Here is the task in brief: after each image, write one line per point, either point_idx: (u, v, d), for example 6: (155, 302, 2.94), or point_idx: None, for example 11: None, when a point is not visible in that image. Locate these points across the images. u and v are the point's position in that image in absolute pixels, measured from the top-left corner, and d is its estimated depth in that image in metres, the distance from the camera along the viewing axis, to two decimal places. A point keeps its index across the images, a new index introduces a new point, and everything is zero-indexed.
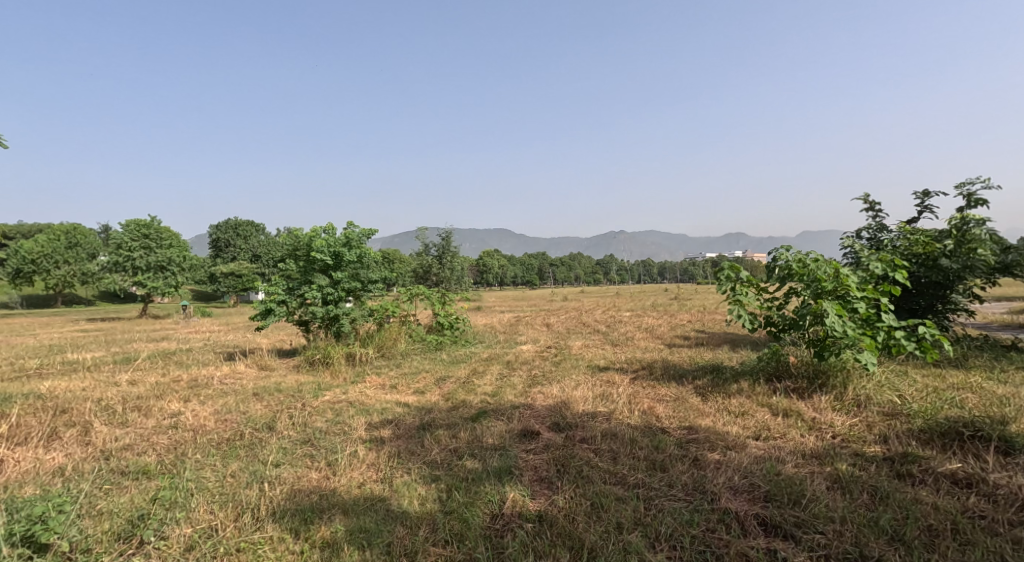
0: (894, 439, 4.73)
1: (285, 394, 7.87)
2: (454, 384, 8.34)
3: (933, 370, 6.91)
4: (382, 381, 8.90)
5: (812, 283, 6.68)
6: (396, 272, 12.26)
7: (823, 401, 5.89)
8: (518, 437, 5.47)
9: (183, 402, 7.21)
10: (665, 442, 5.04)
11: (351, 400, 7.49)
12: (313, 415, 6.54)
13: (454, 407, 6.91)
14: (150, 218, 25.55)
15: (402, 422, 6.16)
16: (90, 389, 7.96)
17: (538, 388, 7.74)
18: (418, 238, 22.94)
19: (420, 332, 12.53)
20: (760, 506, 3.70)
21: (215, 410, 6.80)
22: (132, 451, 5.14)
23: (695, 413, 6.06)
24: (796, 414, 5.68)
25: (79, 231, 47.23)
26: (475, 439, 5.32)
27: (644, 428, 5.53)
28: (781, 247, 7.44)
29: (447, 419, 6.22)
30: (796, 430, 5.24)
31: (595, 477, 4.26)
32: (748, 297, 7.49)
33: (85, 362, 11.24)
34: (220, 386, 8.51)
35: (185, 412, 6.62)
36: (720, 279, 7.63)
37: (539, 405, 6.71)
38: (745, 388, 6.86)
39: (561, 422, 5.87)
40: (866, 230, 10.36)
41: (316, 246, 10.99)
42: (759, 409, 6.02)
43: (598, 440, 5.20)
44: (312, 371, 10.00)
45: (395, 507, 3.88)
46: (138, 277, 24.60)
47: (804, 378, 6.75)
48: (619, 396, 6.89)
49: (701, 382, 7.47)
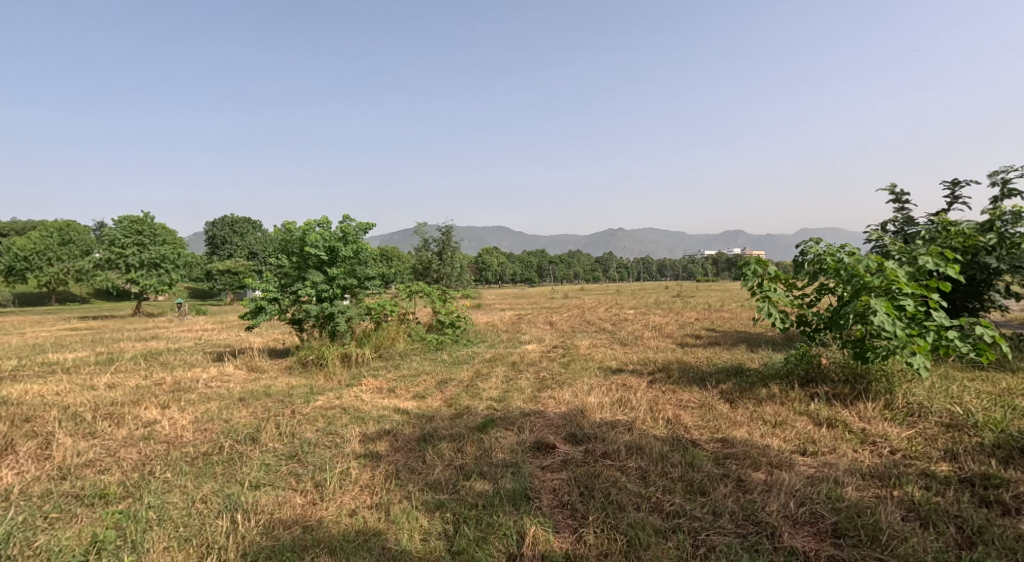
0: (966, 458, 4.17)
1: (273, 400, 7.25)
2: (457, 388, 7.73)
3: (983, 372, 6.33)
4: (380, 384, 8.29)
5: (854, 279, 6.08)
6: (395, 268, 11.65)
7: (870, 410, 5.29)
8: (531, 451, 4.85)
9: (161, 409, 6.58)
10: (700, 458, 4.43)
11: (345, 406, 6.88)
12: (302, 425, 5.92)
13: (458, 414, 6.30)
14: (146, 214, 24.94)
15: (400, 432, 5.54)
16: (64, 394, 7.34)
17: (548, 392, 7.14)
18: (417, 233, 22.24)
19: (420, 331, 11.90)
20: (831, 545, 3.20)
21: (195, 418, 6.18)
22: (93, 468, 4.52)
23: (727, 422, 5.45)
24: (842, 424, 5.07)
25: (74, 228, 46.60)
26: (484, 454, 4.72)
27: (673, 441, 4.93)
28: (810, 239, 6.93)
29: (450, 428, 5.62)
30: (847, 444, 4.64)
31: (628, 504, 3.67)
32: (777, 294, 6.90)
33: (65, 363, 10.61)
34: (205, 390, 7.89)
35: (161, 421, 5.98)
36: (747, 275, 7.08)
37: (552, 413, 6.10)
38: (777, 393, 6.25)
39: (577, 433, 5.26)
40: (893, 223, 9.77)
41: (310, 241, 10.38)
42: (798, 417, 5.41)
43: (623, 456, 4.59)
44: (306, 373, 9.40)
45: (392, 545, 3.29)
46: (132, 275, 23.86)
47: (842, 382, 6.14)
48: (639, 403, 6.28)
49: (727, 386, 6.86)
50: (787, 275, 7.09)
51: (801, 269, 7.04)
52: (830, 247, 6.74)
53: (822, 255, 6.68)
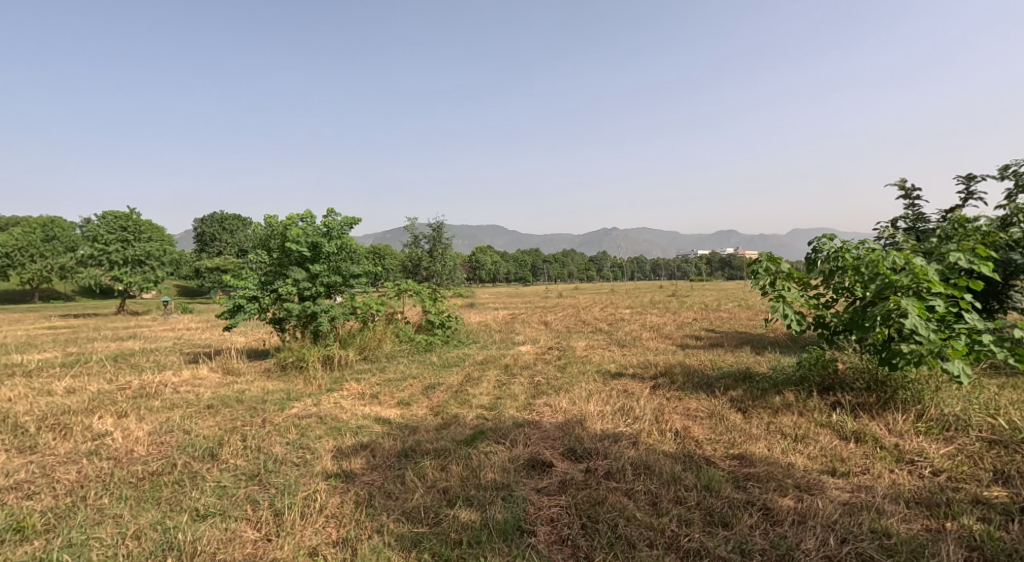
0: (1019, 483, 3.68)
1: (244, 408, 6.65)
2: (446, 393, 7.15)
3: (1015, 379, 5.82)
4: (362, 389, 7.70)
5: (878, 278, 5.56)
6: (383, 266, 11.05)
7: (901, 422, 4.78)
8: (525, 470, 4.30)
9: (117, 419, 5.97)
10: (717, 480, 3.89)
11: (322, 414, 6.29)
12: (270, 437, 5.33)
13: (445, 425, 5.72)
14: (130, 209, 24.09)
15: (379, 446, 4.96)
16: (13, 401, 6.71)
17: (543, 399, 6.57)
18: (408, 230, 21.56)
19: (409, 332, 11.31)
20: None
21: (152, 429, 5.57)
22: (20, 494, 3.95)
23: (741, 435, 4.92)
24: (871, 438, 4.55)
25: (58, 223, 45.49)
26: (472, 474, 4.17)
27: (684, 459, 4.40)
28: (824, 235, 6.44)
29: (435, 441, 5.06)
30: (882, 462, 4.12)
31: (638, 541, 3.22)
32: (791, 294, 6.38)
33: (27, 365, 9.93)
34: (171, 396, 7.26)
35: (113, 433, 5.38)
36: (758, 273, 6.57)
37: (548, 423, 5.54)
38: (793, 402, 5.73)
39: (576, 449, 4.70)
40: (903, 220, 9.30)
41: (292, 236, 9.75)
42: (821, 430, 4.88)
43: (630, 476, 4.05)
44: (284, 376, 8.79)
45: None
46: (115, 272, 23.01)
47: (865, 390, 5.62)
48: (644, 412, 5.73)
49: (737, 392, 6.32)
50: (800, 273, 6.59)
51: (814, 267, 6.55)
52: (847, 243, 6.23)
53: (840, 252, 6.18)
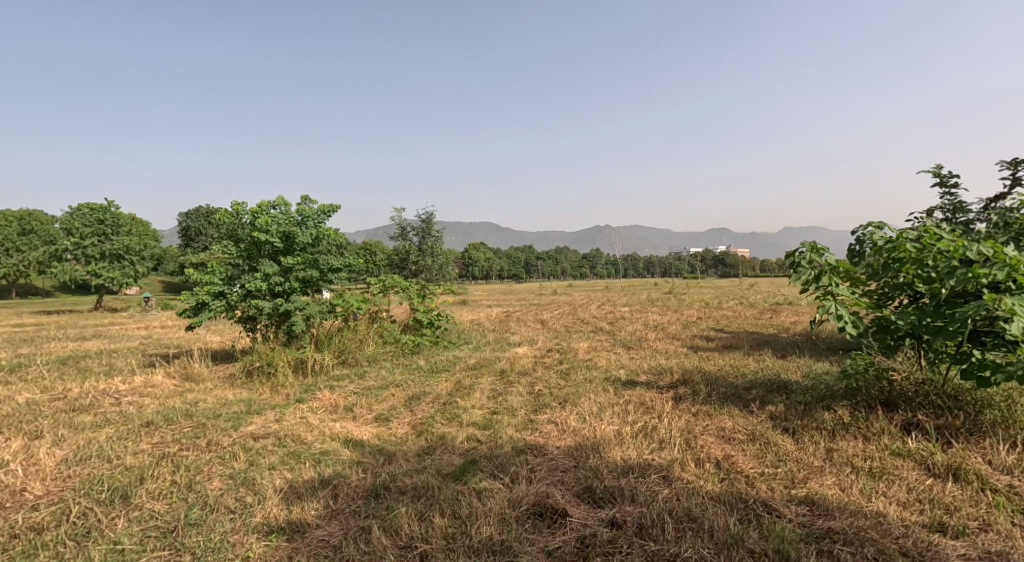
0: None
1: (190, 426, 5.55)
2: (432, 407, 6.09)
3: None
4: (336, 400, 6.62)
5: (957, 272, 4.53)
6: (365, 260, 9.95)
7: (1005, 455, 3.80)
8: (531, 521, 3.26)
9: (28, 441, 4.86)
10: (790, 543, 2.91)
11: (281, 434, 5.20)
12: (209, 466, 4.26)
13: (428, 450, 4.67)
14: (109, 202, 22.80)
15: (343, 482, 3.89)
16: None
17: (547, 415, 5.51)
18: (398, 223, 20.44)
19: (394, 331, 10.21)
20: None
21: (64, 455, 4.50)
22: None
23: (801, 468, 3.91)
24: (974, 476, 3.56)
25: (37, 219, 43.88)
26: (461, 528, 3.15)
27: (737, 505, 3.40)
28: (873, 224, 5.43)
29: (415, 475, 4.01)
30: (1001, 514, 3.15)
31: None
32: (841, 290, 5.33)
33: None
34: (108, 410, 6.14)
35: (12, 463, 4.31)
36: (799, 267, 5.49)
37: (555, 449, 4.49)
38: (853, 421, 4.71)
39: (595, 488, 3.66)
40: (939, 210, 8.28)
41: (261, 225, 8.64)
42: (901, 460, 3.88)
43: (672, 533, 3.05)
44: (249, 383, 7.69)
45: None
46: (91, 267, 21.60)
47: (942, 409, 4.63)
48: (671, 434, 4.69)
49: (778, 408, 5.29)
50: (847, 267, 5.54)
51: (863, 261, 5.52)
52: (906, 232, 5.20)
53: (896, 241, 5.15)
